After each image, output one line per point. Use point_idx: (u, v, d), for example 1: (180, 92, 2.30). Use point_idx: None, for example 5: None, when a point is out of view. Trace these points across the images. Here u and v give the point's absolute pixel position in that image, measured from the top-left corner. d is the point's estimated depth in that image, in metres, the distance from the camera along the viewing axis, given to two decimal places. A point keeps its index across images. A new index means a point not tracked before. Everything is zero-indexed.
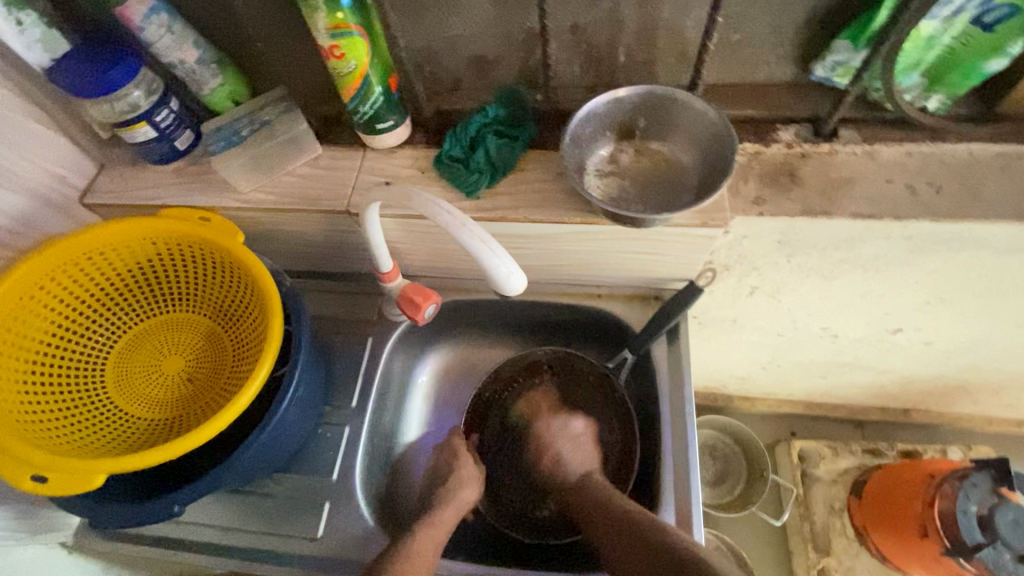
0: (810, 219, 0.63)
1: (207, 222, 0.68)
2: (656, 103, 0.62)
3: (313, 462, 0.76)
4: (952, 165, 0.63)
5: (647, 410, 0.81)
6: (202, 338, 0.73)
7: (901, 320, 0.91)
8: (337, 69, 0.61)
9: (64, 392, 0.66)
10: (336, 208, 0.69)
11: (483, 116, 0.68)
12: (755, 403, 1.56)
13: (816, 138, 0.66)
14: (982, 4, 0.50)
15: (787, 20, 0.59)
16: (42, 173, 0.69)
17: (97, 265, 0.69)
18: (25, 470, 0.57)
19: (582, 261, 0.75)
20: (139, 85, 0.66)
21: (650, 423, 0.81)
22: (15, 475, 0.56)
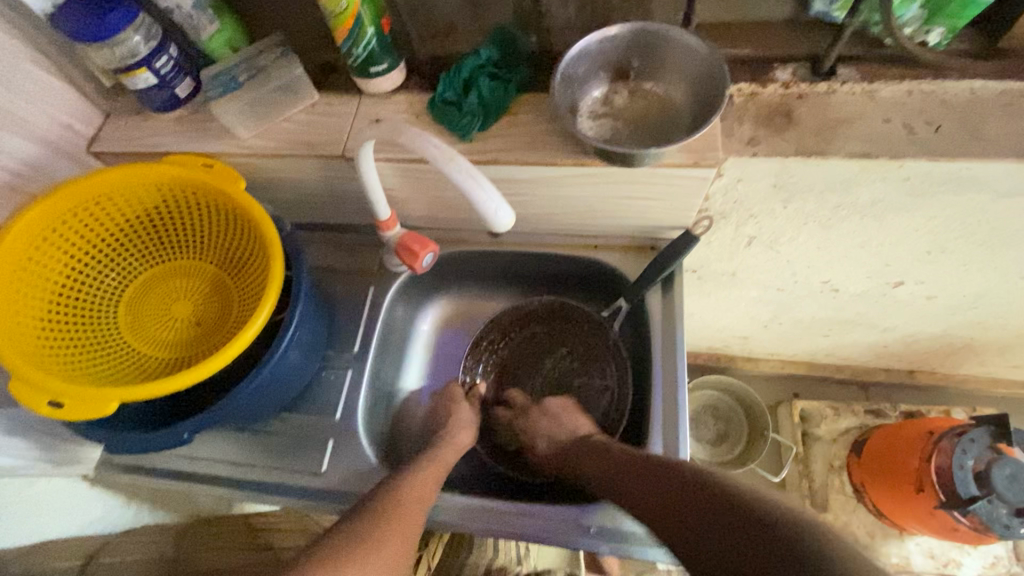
0: (805, 159, 0.62)
1: (210, 168, 0.70)
2: (649, 41, 0.62)
3: (316, 402, 0.80)
4: (953, 103, 0.62)
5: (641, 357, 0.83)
6: (208, 282, 0.75)
7: (902, 273, 0.90)
8: (330, 8, 0.61)
9: (79, 330, 0.70)
10: (333, 153, 0.70)
11: (477, 58, 0.68)
12: (757, 364, 1.57)
13: (815, 77, 0.65)
14: None
15: None
16: (49, 120, 0.71)
17: (106, 210, 0.72)
18: (44, 397, 0.60)
19: (577, 207, 0.76)
20: (138, 29, 0.66)
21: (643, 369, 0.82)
22: (36, 400, 0.60)
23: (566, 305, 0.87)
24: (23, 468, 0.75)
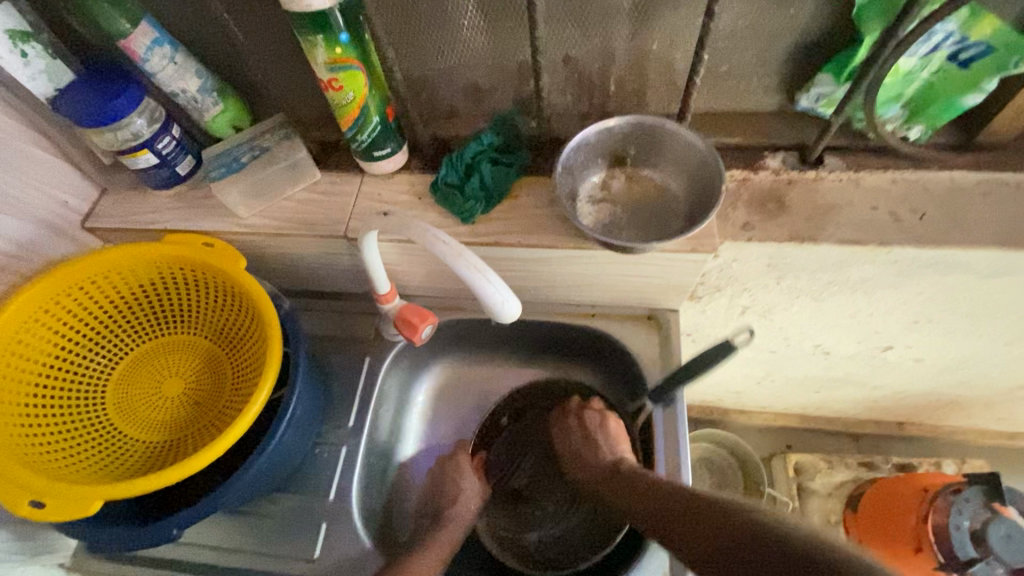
0: (798, 245, 0.65)
1: (211, 248, 0.70)
2: (646, 133, 0.64)
3: (310, 482, 0.77)
4: (934, 192, 0.65)
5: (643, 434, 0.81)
6: (202, 360, 0.74)
7: (891, 339, 0.92)
8: (335, 100, 0.62)
9: (65, 415, 0.67)
10: (334, 233, 0.70)
11: (479, 143, 0.70)
12: (750, 417, 1.57)
13: (803, 165, 0.67)
14: (959, 41, 0.51)
15: (771, 54, 0.61)
16: (46, 199, 0.71)
17: (100, 289, 0.71)
18: (24, 495, 0.58)
19: (576, 283, 0.77)
20: (142, 114, 0.67)
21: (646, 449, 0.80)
22: (15, 499, 0.57)
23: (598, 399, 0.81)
24: None
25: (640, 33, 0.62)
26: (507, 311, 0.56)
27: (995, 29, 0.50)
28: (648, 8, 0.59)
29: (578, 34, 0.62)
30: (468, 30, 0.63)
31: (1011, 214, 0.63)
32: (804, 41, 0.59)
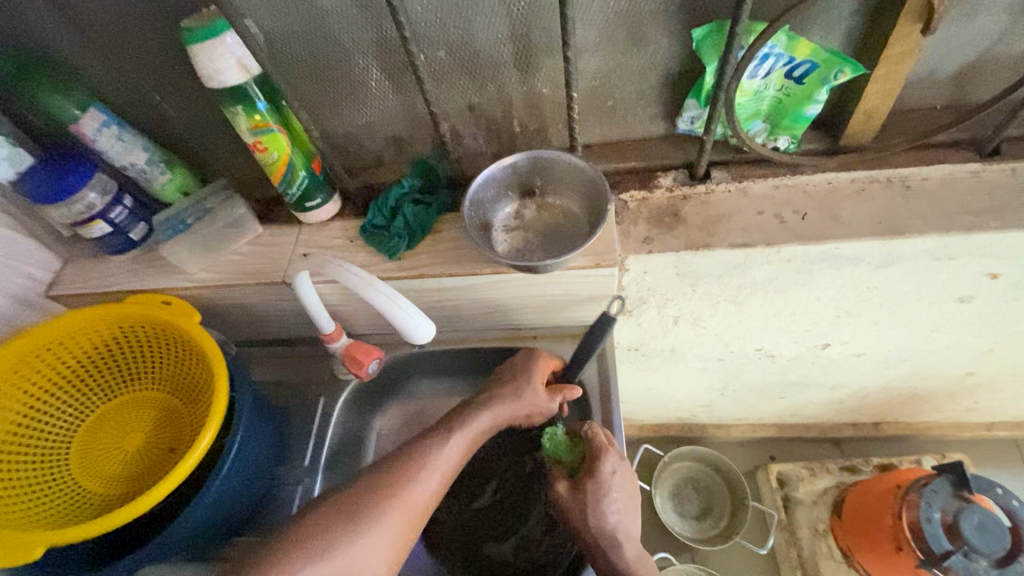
0: (695, 252, 0.70)
1: (168, 305, 0.75)
2: (545, 164, 0.71)
3: (267, 526, 0.79)
4: (813, 194, 0.71)
5: None
6: (160, 412, 0.78)
7: (825, 336, 0.96)
8: (263, 160, 0.69)
9: (27, 470, 0.71)
10: (273, 280, 0.76)
11: (400, 187, 0.76)
12: (728, 430, 1.58)
13: (693, 180, 0.74)
14: (787, 62, 0.59)
15: (646, 86, 0.69)
16: (10, 273, 0.77)
17: (66, 350, 0.76)
18: None
19: (506, 307, 0.82)
20: (94, 188, 0.74)
21: None
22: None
23: (597, 442, 0.69)
24: None
25: (529, 79, 0.69)
26: (422, 327, 0.63)
27: (812, 49, 0.57)
28: (528, 58, 0.67)
29: (473, 86, 0.70)
30: (377, 89, 0.71)
31: (884, 207, 0.69)
32: (670, 73, 0.67)
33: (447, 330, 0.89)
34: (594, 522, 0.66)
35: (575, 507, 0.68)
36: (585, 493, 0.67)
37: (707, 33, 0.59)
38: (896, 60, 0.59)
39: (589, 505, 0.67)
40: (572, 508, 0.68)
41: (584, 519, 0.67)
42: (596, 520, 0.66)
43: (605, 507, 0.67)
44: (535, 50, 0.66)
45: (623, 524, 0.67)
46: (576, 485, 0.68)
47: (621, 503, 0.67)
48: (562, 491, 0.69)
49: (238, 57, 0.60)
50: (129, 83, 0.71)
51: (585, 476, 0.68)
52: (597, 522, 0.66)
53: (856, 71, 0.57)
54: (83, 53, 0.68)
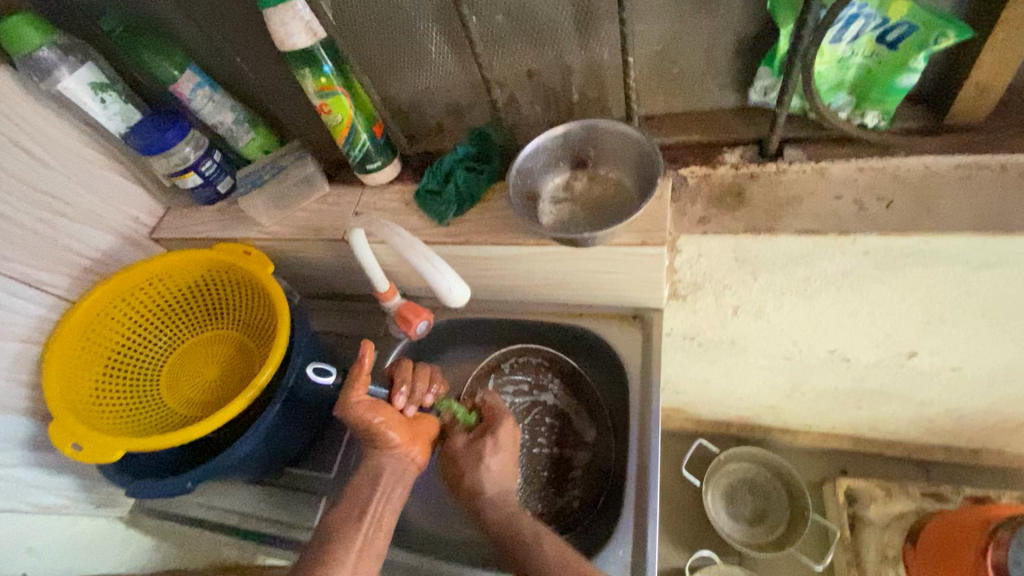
0: (755, 237, 0.65)
1: (247, 254, 0.83)
2: (599, 135, 0.69)
3: (318, 460, 0.87)
4: (905, 179, 0.62)
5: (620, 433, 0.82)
6: (233, 349, 0.86)
7: (911, 343, 0.86)
8: (327, 122, 0.73)
9: (125, 387, 0.82)
10: (334, 237, 0.81)
11: (454, 153, 0.77)
12: (796, 437, 1.46)
13: (762, 158, 0.68)
14: (881, 23, 0.53)
15: (717, 52, 0.63)
16: (121, 216, 0.88)
17: (160, 287, 0.86)
18: (75, 440, 0.72)
19: (551, 281, 0.81)
20: (189, 143, 0.82)
21: (621, 439, 0.81)
22: (64, 441, 0.71)
23: (491, 409, 0.78)
24: (67, 507, 0.86)
25: (589, 44, 0.67)
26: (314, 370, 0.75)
27: (910, 8, 0.51)
28: (588, 21, 0.64)
29: (532, 51, 0.68)
30: (437, 55, 0.71)
31: (992, 197, 0.59)
32: (745, 37, 0.61)
33: (492, 300, 0.89)
34: (483, 472, 0.72)
35: (467, 461, 0.74)
36: (481, 444, 0.74)
37: None
38: (1017, 23, 0.51)
39: (484, 455, 0.73)
40: (464, 461, 0.74)
41: (472, 468, 0.73)
42: (486, 473, 0.72)
43: (495, 463, 0.73)
44: (596, 13, 0.63)
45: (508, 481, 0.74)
46: (471, 437, 0.76)
47: (509, 461, 0.74)
48: (459, 440, 0.76)
49: (306, 22, 0.63)
50: (217, 48, 0.77)
51: (481, 434, 0.76)
52: (485, 476, 0.72)
53: (960, 35, 0.51)
54: (180, 20, 0.74)
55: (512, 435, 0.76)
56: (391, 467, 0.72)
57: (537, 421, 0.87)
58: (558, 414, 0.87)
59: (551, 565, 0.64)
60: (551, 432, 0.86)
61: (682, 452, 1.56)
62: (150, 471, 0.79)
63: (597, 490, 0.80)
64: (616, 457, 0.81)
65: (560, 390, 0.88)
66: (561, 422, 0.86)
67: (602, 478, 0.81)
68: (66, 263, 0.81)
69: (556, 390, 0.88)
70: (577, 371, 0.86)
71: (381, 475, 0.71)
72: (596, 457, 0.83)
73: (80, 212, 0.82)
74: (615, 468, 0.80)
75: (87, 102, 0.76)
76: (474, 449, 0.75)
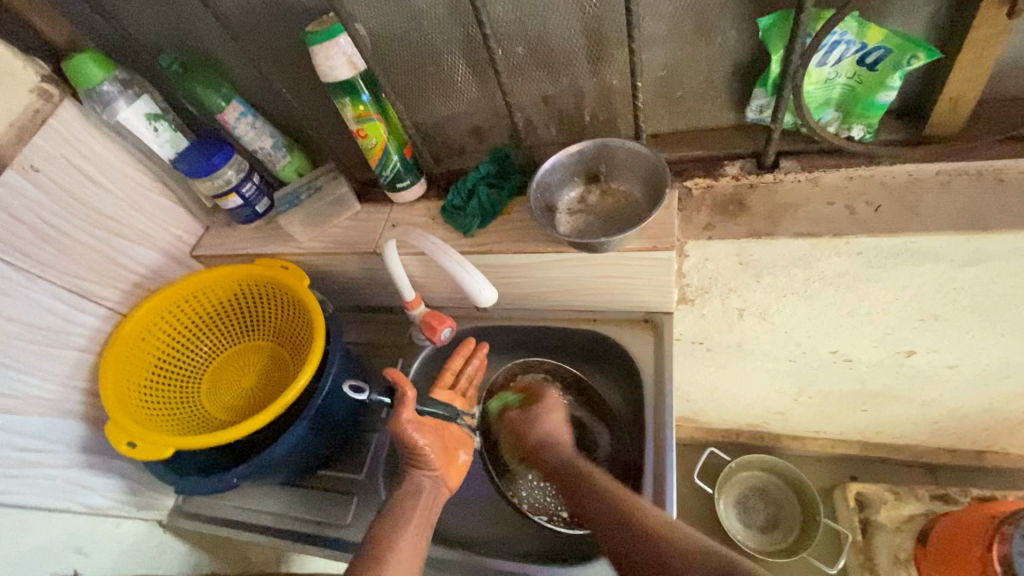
0: (756, 241, 0.71)
1: (286, 268, 0.88)
2: (610, 153, 0.76)
3: (349, 462, 0.92)
4: (891, 185, 0.69)
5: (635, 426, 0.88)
6: (270, 358, 0.92)
7: (908, 341, 0.91)
8: (362, 145, 0.80)
9: (171, 393, 0.87)
10: (366, 250, 0.87)
11: (477, 171, 0.84)
12: (804, 443, 1.49)
13: (760, 170, 0.75)
14: (860, 48, 0.60)
15: (715, 76, 0.71)
16: (166, 234, 0.95)
17: (203, 300, 0.92)
18: (128, 439, 0.77)
19: (568, 287, 0.86)
20: (232, 166, 0.89)
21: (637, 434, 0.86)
22: (118, 440, 0.77)
23: (535, 385, 0.91)
24: (113, 509, 0.90)
25: (600, 71, 0.74)
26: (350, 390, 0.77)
27: (885, 35, 0.58)
28: (600, 51, 0.72)
29: (548, 78, 0.76)
30: (461, 82, 0.79)
31: (970, 200, 0.66)
32: (740, 62, 0.68)
33: (512, 308, 0.95)
34: (541, 426, 0.85)
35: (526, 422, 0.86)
36: (534, 409, 0.86)
37: (773, 22, 0.61)
38: (981, 46, 0.58)
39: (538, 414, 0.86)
40: (522, 424, 0.86)
41: (530, 429, 0.85)
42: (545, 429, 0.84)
43: (549, 419, 0.85)
44: (606, 43, 0.71)
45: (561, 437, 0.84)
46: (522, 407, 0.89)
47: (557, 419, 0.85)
48: (512, 413, 0.88)
49: (348, 56, 0.71)
50: (261, 80, 0.85)
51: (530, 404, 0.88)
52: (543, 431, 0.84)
53: (929, 56, 0.57)
54: (230, 57, 0.83)
55: (559, 401, 0.88)
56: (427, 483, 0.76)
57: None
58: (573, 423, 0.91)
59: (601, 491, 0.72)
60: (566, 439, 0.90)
61: (693, 460, 1.59)
62: (193, 471, 0.84)
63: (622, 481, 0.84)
64: (634, 449, 0.86)
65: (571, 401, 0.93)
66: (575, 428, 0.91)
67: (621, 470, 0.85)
68: (117, 278, 0.88)
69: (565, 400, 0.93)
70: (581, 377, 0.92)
71: (420, 493, 0.75)
72: (615, 452, 0.87)
73: (131, 230, 0.89)
74: (634, 459, 0.85)
75: (140, 130, 0.83)
76: (528, 414, 0.86)
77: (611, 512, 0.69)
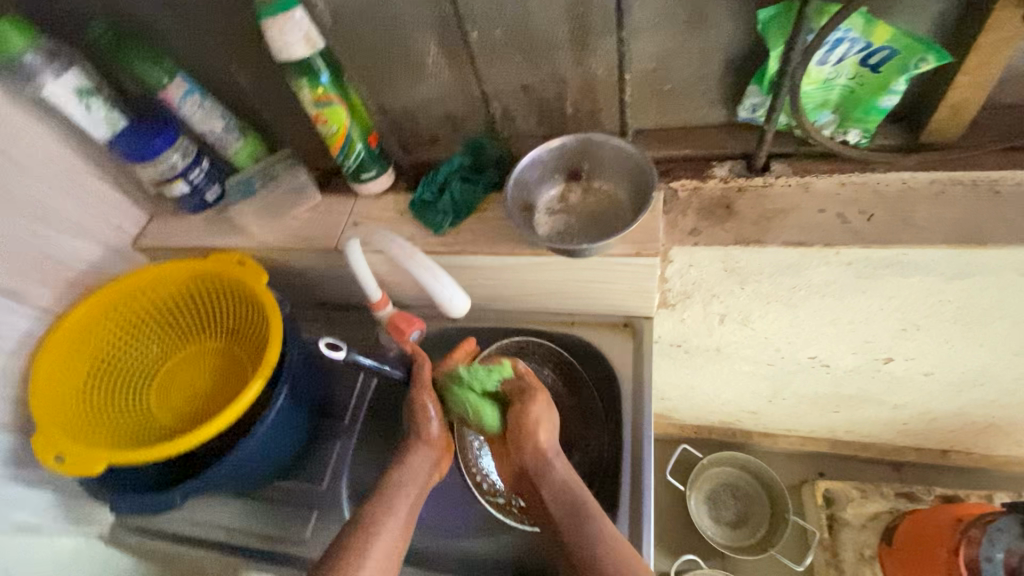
0: (744, 248, 0.67)
1: (241, 265, 0.81)
2: (593, 149, 0.70)
3: (308, 471, 0.86)
4: (885, 194, 0.66)
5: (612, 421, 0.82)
6: (224, 361, 0.84)
7: (887, 349, 0.90)
8: (323, 132, 0.73)
9: (112, 399, 0.79)
10: (327, 246, 0.80)
11: (450, 164, 0.78)
12: (776, 441, 1.49)
13: (750, 172, 0.71)
14: (864, 47, 0.56)
15: (707, 70, 0.66)
16: (103, 224, 0.86)
17: (150, 297, 0.84)
18: (58, 452, 0.70)
19: (545, 290, 0.81)
20: (177, 151, 0.80)
21: (615, 427, 0.81)
22: (47, 453, 0.70)
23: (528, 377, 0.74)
24: (45, 526, 0.83)
25: (584, 60, 0.68)
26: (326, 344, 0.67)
27: (893, 34, 0.54)
28: (585, 39, 0.66)
29: (528, 65, 0.70)
30: (432, 66, 0.72)
31: (965, 211, 0.63)
32: (735, 57, 0.64)
33: (484, 308, 0.90)
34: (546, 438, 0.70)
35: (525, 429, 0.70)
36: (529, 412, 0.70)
37: (774, 13, 0.57)
38: (989, 51, 0.54)
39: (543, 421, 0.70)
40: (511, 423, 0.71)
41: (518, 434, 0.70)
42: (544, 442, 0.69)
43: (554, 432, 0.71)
44: (593, 30, 0.65)
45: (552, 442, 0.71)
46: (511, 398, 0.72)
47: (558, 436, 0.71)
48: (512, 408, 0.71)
49: (305, 32, 0.63)
50: (209, 55, 0.76)
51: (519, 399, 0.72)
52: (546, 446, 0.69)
53: (938, 60, 0.54)
54: (172, 27, 0.73)
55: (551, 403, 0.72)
56: (427, 465, 0.73)
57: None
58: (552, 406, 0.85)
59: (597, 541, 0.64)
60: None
61: (666, 457, 1.59)
62: (135, 487, 0.77)
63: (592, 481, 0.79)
64: (607, 444, 0.80)
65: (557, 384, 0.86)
66: (559, 412, 0.85)
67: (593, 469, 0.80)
68: (45, 273, 0.79)
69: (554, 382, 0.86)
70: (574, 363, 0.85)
71: (416, 474, 0.71)
72: (592, 446, 0.81)
73: (62, 220, 0.80)
74: (605, 457, 0.80)
75: (70, 108, 0.74)
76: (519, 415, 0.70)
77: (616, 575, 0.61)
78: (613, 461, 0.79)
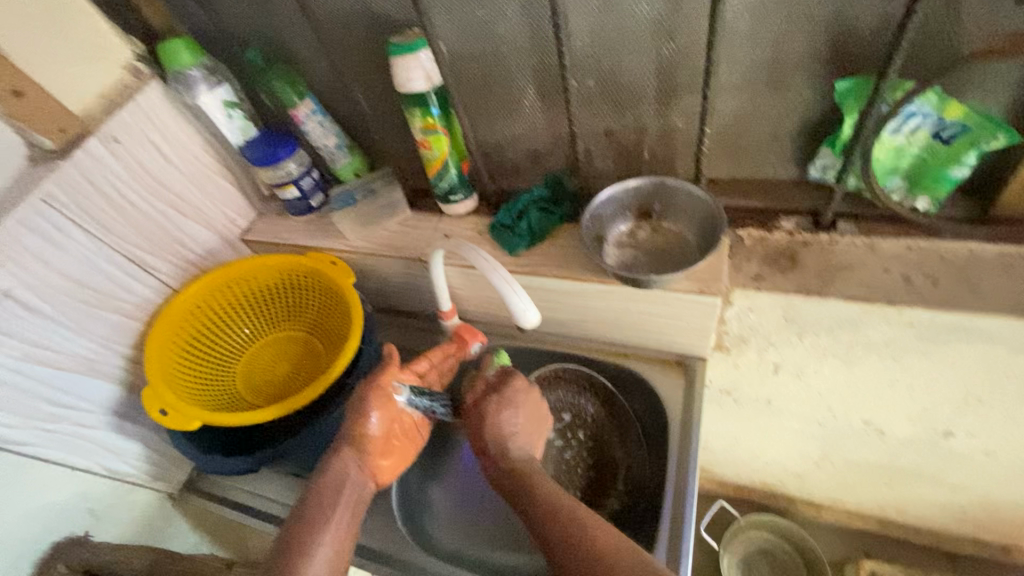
0: (806, 297, 0.71)
1: (335, 264, 0.90)
2: (668, 192, 0.76)
3: None
4: (951, 261, 0.68)
5: (655, 448, 0.86)
6: (304, 351, 0.93)
7: (946, 421, 0.88)
8: (424, 156, 0.82)
9: (207, 371, 0.90)
10: (412, 256, 0.89)
11: (530, 194, 0.86)
12: (821, 512, 1.42)
13: (816, 228, 0.74)
14: (937, 121, 0.61)
15: (782, 130, 0.71)
16: (222, 216, 0.98)
17: (250, 283, 0.94)
18: (162, 406, 0.79)
19: (605, 319, 0.86)
20: (295, 160, 0.92)
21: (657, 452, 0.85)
22: (153, 406, 0.79)
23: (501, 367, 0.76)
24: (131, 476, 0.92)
25: (666, 113, 0.76)
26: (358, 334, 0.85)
27: (964, 112, 0.59)
28: (669, 93, 0.73)
29: (614, 114, 0.78)
30: (528, 107, 0.81)
31: None
32: (809, 120, 0.69)
33: (543, 331, 0.95)
34: (506, 427, 0.70)
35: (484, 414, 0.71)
36: (490, 398, 0.71)
37: (849, 86, 0.62)
38: None
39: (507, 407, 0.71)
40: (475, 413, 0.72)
41: (489, 418, 0.70)
42: (507, 425, 0.70)
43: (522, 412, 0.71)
44: (678, 87, 0.72)
45: (530, 438, 0.71)
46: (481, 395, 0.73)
47: (540, 421, 0.72)
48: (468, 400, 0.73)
49: (426, 70, 0.74)
50: (336, 83, 0.89)
51: (489, 389, 0.73)
52: (511, 432, 0.69)
53: (1009, 138, 0.58)
54: (310, 57, 0.86)
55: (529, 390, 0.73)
56: (356, 477, 0.67)
57: (576, 441, 0.90)
58: (593, 430, 0.90)
59: (549, 507, 0.61)
60: (587, 448, 0.90)
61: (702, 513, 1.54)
62: (214, 451, 0.85)
63: (635, 500, 0.84)
64: (649, 468, 0.85)
65: (598, 409, 0.91)
66: (596, 439, 0.90)
67: (639, 487, 0.84)
68: (172, 252, 0.91)
69: (593, 410, 0.91)
70: (612, 392, 0.90)
71: (345, 481, 0.66)
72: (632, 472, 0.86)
73: (191, 208, 0.92)
74: (648, 479, 0.84)
75: (216, 115, 0.87)
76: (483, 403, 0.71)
77: (568, 534, 0.57)
78: (654, 487, 0.82)
